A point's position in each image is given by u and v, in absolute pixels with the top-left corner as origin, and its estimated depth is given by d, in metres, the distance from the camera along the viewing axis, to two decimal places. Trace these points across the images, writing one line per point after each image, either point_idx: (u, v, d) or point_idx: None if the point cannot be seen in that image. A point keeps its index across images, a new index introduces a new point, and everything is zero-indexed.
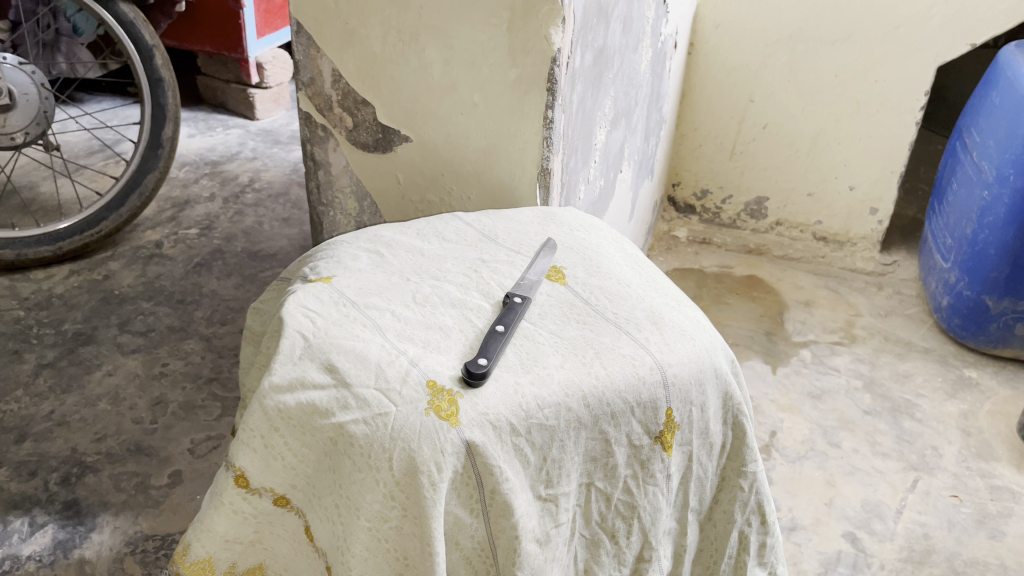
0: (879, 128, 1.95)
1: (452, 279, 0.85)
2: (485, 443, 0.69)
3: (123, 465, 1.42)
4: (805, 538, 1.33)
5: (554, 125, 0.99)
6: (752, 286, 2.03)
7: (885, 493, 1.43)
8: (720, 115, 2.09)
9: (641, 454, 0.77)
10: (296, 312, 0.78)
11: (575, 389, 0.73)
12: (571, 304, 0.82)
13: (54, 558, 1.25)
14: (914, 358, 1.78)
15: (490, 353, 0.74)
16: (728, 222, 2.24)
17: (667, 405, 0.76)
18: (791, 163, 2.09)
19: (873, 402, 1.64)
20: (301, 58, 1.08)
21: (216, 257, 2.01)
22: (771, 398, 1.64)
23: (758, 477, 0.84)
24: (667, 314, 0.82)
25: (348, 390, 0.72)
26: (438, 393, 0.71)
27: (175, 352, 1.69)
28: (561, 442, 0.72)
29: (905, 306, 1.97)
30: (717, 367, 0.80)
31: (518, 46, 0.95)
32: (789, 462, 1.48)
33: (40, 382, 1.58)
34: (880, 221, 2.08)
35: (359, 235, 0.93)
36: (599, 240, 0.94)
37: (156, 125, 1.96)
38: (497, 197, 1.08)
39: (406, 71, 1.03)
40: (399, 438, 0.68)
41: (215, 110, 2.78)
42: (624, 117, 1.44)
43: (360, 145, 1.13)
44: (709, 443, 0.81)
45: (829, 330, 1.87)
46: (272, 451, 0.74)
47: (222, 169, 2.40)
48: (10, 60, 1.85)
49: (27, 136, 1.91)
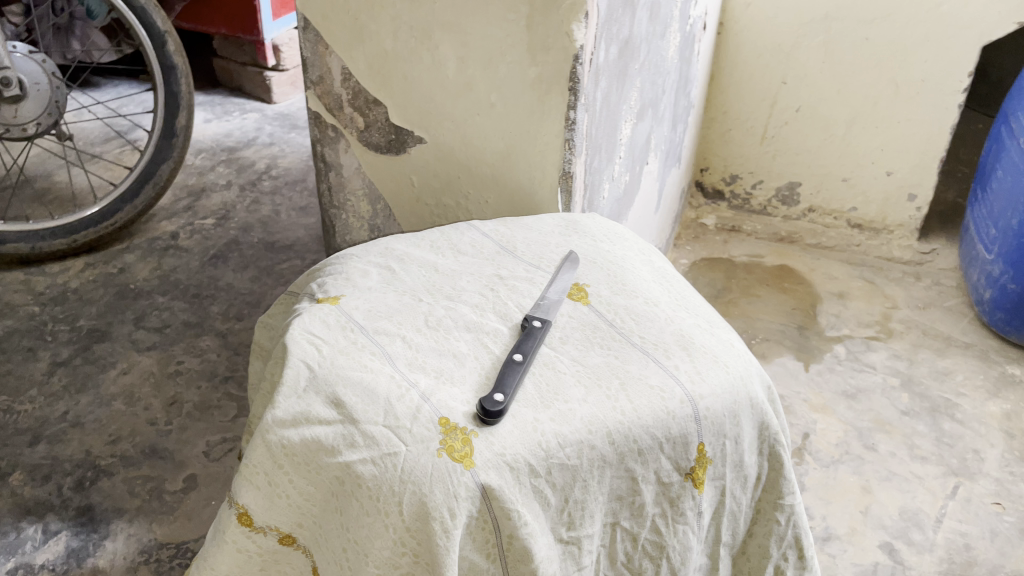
0: (919, 111, 1.86)
1: (467, 299, 0.79)
2: (502, 487, 0.64)
3: (138, 469, 1.39)
4: (840, 549, 1.27)
5: (577, 126, 0.92)
6: (783, 277, 1.96)
7: (924, 501, 1.37)
8: (750, 98, 2.00)
9: (670, 492, 0.71)
10: (301, 338, 0.73)
11: (599, 426, 0.67)
12: (595, 327, 0.77)
13: (67, 567, 1.22)
14: (954, 354, 1.70)
15: (507, 387, 0.68)
16: (759, 209, 2.16)
17: (698, 440, 0.70)
18: (825, 147, 2.00)
19: (911, 401, 1.57)
20: (309, 56, 1.03)
21: (232, 248, 1.97)
22: (804, 397, 1.58)
23: (796, 509, 0.79)
24: (698, 337, 0.76)
25: (356, 426, 0.67)
26: (451, 431, 0.66)
27: (190, 350, 1.66)
28: (584, 482, 0.67)
29: (943, 298, 1.88)
30: (752, 397, 0.74)
31: (538, 43, 0.89)
32: (822, 467, 1.42)
33: (54, 382, 1.56)
34: (918, 208, 1.99)
35: (370, 248, 0.88)
36: (624, 251, 0.88)
37: (170, 113, 1.91)
38: (516, 202, 1.03)
39: (419, 70, 0.98)
40: (409, 481, 0.63)
41: (232, 94, 2.73)
42: (651, 109, 1.37)
43: (371, 147, 1.08)
44: (744, 476, 0.76)
45: (865, 323, 1.79)
46: (276, 489, 0.69)
47: (239, 156, 2.36)
48: (20, 49, 1.81)
49: (38, 127, 1.88)
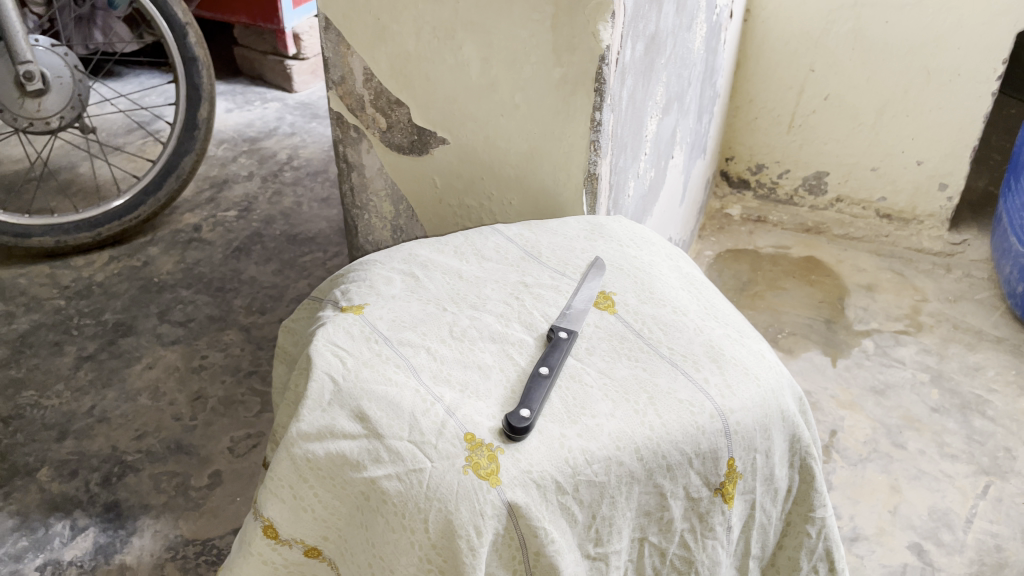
0: (952, 99, 1.82)
1: (491, 308, 0.78)
2: (529, 504, 0.63)
3: (163, 465, 1.40)
4: (868, 549, 1.26)
5: (603, 127, 0.91)
6: (810, 268, 1.93)
7: (954, 500, 1.34)
8: (778, 85, 1.97)
9: (700, 507, 0.70)
10: (324, 350, 0.72)
11: (627, 442, 0.66)
12: (622, 337, 0.76)
13: (95, 563, 1.23)
14: (985, 349, 1.67)
15: (534, 402, 0.67)
16: (785, 198, 2.13)
17: (729, 455, 0.69)
18: (854, 135, 1.96)
19: (941, 398, 1.55)
20: (331, 56, 1.01)
21: (255, 241, 1.97)
22: (831, 393, 1.56)
23: (827, 522, 0.78)
24: (728, 348, 0.75)
25: (380, 441, 0.66)
26: (477, 447, 0.65)
27: (214, 344, 1.66)
28: (611, 498, 0.66)
29: (975, 290, 1.85)
30: (784, 410, 0.73)
31: (564, 43, 0.87)
32: (850, 466, 1.41)
33: (80, 376, 1.57)
34: (949, 198, 1.95)
35: (393, 254, 0.87)
36: (651, 257, 0.86)
37: (192, 105, 1.91)
38: (540, 203, 1.01)
39: (441, 70, 0.96)
40: (435, 498, 0.63)
41: (253, 82, 2.73)
42: (677, 102, 1.35)
43: (394, 147, 1.07)
44: (775, 489, 0.75)
45: (894, 317, 1.77)
46: (301, 502, 0.69)
47: (260, 146, 2.36)
48: (43, 43, 1.81)
49: (62, 120, 1.88)
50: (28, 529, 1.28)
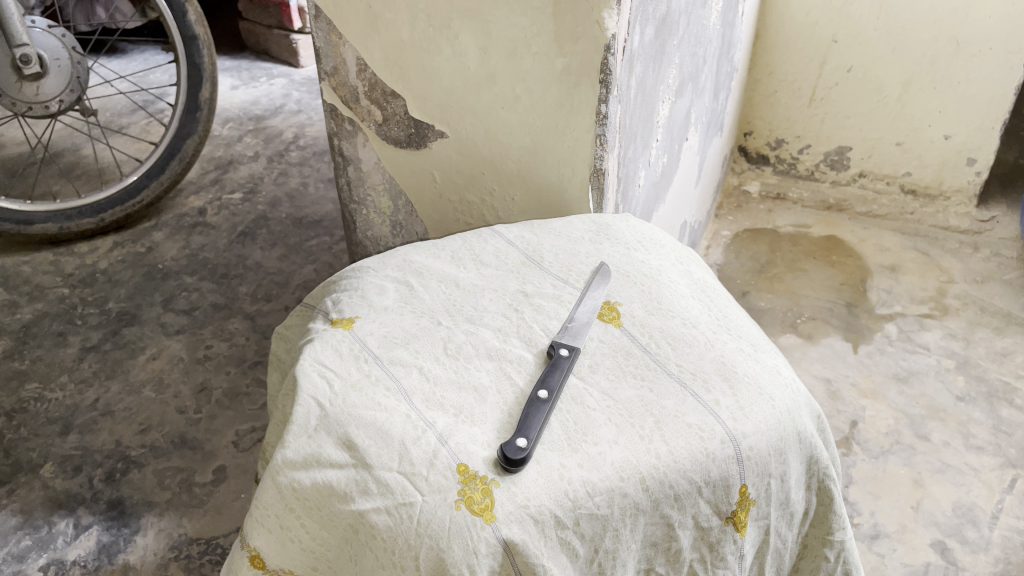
0: (982, 71, 1.74)
1: (489, 321, 0.74)
2: (526, 541, 0.58)
3: (168, 460, 1.37)
4: (889, 548, 1.21)
5: (609, 120, 0.85)
6: (831, 249, 1.87)
7: (980, 495, 1.29)
8: (799, 57, 1.90)
9: (710, 537, 0.66)
10: (311, 371, 0.68)
11: (632, 472, 0.62)
12: (628, 353, 0.71)
13: (99, 563, 1.21)
14: (1014, 333, 1.60)
15: (531, 431, 0.62)
16: (805, 174, 2.07)
17: (740, 482, 0.65)
18: (878, 108, 1.89)
19: (967, 386, 1.49)
20: (322, 45, 0.96)
21: (260, 224, 1.94)
22: (852, 381, 1.51)
23: (846, 545, 0.74)
24: (741, 365, 0.70)
25: (369, 472, 0.62)
26: (470, 480, 0.60)
27: (219, 333, 1.63)
28: (615, 531, 0.62)
29: (1003, 270, 1.78)
30: (801, 431, 0.68)
31: (566, 32, 0.81)
32: (871, 459, 1.36)
33: (84, 368, 1.55)
34: (978, 173, 1.87)
35: (387, 260, 0.83)
36: (660, 261, 0.82)
37: (194, 86, 1.86)
38: (545, 200, 0.96)
39: (438, 61, 0.91)
40: (426, 535, 0.59)
41: (259, 58, 2.68)
42: (692, 82, 1.29)
43: (391, 141, 1.02)
44: (791, 512, 0.70)
45: (918, 300, 1.70)
46: (288, 533, 0.65)
47: (266, 124, 2.31)
48: (39, 24, 1.77)
49: (62, 104, 1.84)
50: (32, 528, 1.26)
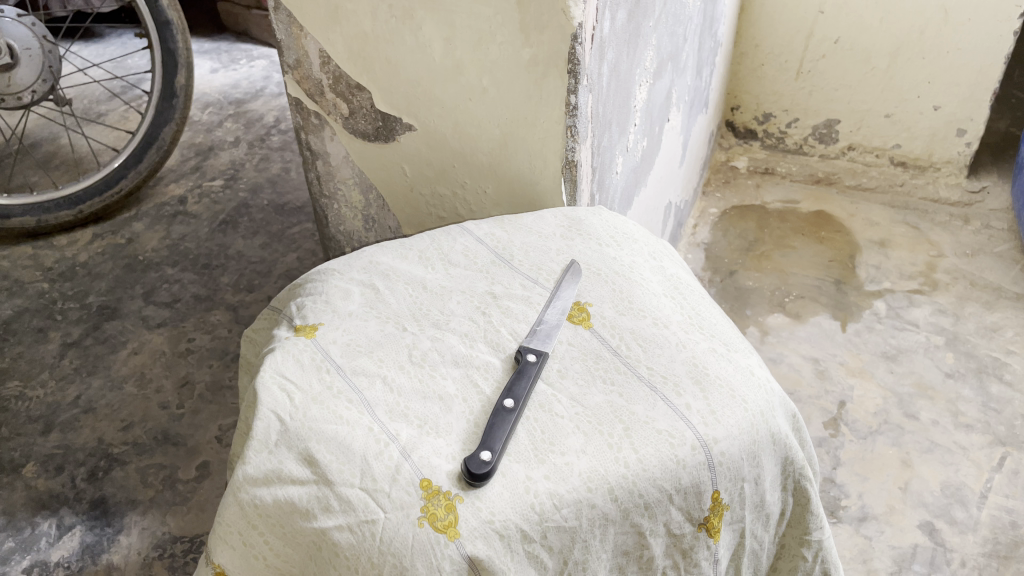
0: (972, 40, 1.71)
1: (455, 326, 0.72)
2: (492, 557, 0.57)
3: (150, 457, 1.36)
4: (876, 530, 1.20)
5: (580, 111, 0.82)
6: (820, 224, 1.84)
7: (968, 474, 1.28)
8: (785, 29, 1.87)
9: (683, 543, 0.65)
10: (271, 383, 0.66)
11: (600, 482, 0.60)
12: (597, 356, 0.69)
13: (82, 564, 1.20)
14: (1004, 308, 1.59)
15: (495, 443, 0.61)
16: (794, 148, 2.05)
17: (713, 488, 0.64)
18: (867, 79, 1.87)
19: (956, 362, 1.48)
20: (284, 38, 0.94)
21: (242, 212, 1.91)
22: (840, 360, 1.49)
23: (824, 544, 0.73)
24: (712, 366, 0.68)
25: (330, 489, 0.60)
26: (433, 496, 0.59)
27: (201, 325, 1.61)
28: (584, 542, 0.60)
29: (993, 243, 1.75)
30: (774, 432, 0.67)
31: (532, 21, 0.78)
32: (859, 440, 1.34)
33: (65, 364, 1.53)
34: (968, 143, 1.85)
35: (353, 261, 0.80)
36: (632, 257, 0.80)
37: (168, 72, 1.82)
38: (517, 192, 0.94)
39: (402, 52, 0.88)
40: (388, 553, 0.57)
41: (238, 39, 2.64)
42: (672, 63, 1.26)
43: (359, 134, 1.00)
44: (767, 514, 0.69)
45: (907, 275, 1.68)
46: (251, 550, 0.63)
47: (246, 108, 2.28)
48: (9, 13, 1.71)
49: (34, 95, 1.80)
50: (15, 529, 1.25)
